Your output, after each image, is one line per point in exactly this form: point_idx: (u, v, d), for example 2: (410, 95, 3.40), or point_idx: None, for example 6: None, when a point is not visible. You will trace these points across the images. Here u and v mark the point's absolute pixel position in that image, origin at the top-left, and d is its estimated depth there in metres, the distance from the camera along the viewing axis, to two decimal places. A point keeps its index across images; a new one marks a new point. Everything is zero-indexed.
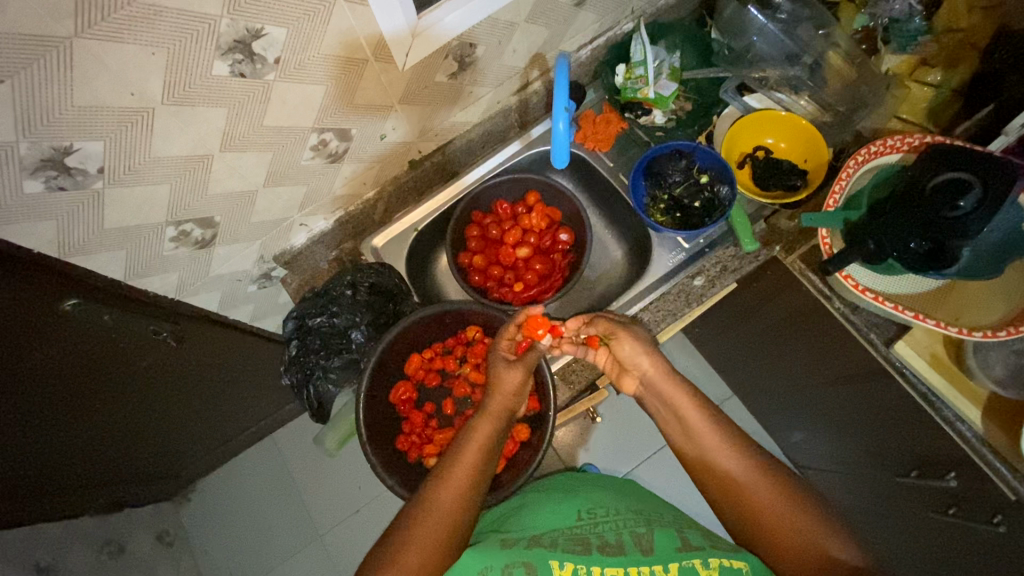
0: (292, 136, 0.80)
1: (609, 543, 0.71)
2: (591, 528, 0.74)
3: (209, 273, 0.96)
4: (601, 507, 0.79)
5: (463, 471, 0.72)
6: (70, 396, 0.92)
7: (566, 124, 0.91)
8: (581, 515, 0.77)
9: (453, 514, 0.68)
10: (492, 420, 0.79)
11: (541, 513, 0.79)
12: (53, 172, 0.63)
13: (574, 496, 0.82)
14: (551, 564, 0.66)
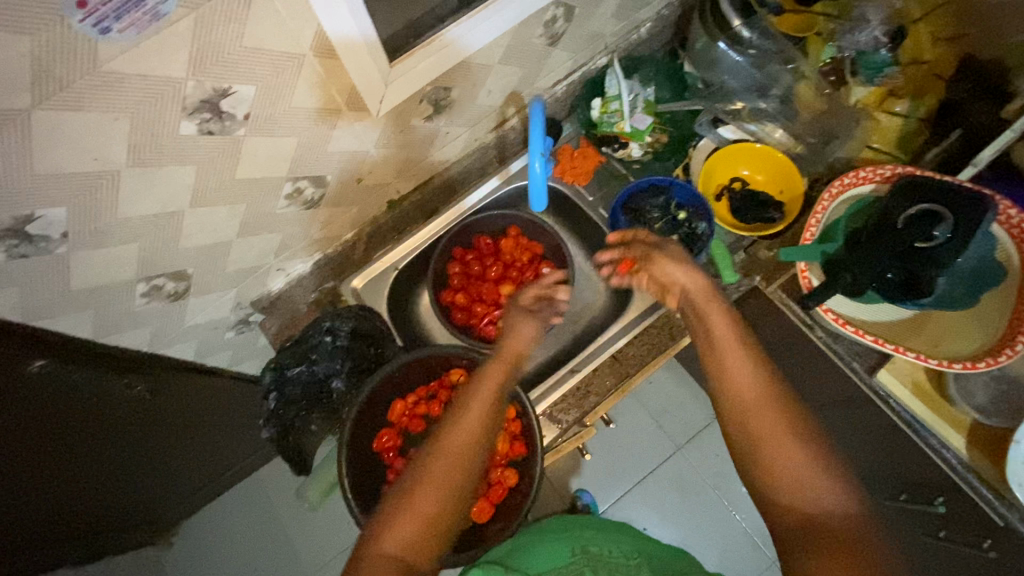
0: (266, 187, 0.79)
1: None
2: (585, 563, 0.74)
3: (184, 323, 0.94)
4: (594, 546, 0.79)
5: (476, 412, 0.67)
6: (47, 461, 0.89)
7: (542, 164, 0.92)
8: (576, 551, 0.77)
9: (465, 455, 0.63)
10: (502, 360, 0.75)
11: (534, 551, 0.78)
12: (14, 241, 0.61)
13: (566, 534, 0.81)
14: None
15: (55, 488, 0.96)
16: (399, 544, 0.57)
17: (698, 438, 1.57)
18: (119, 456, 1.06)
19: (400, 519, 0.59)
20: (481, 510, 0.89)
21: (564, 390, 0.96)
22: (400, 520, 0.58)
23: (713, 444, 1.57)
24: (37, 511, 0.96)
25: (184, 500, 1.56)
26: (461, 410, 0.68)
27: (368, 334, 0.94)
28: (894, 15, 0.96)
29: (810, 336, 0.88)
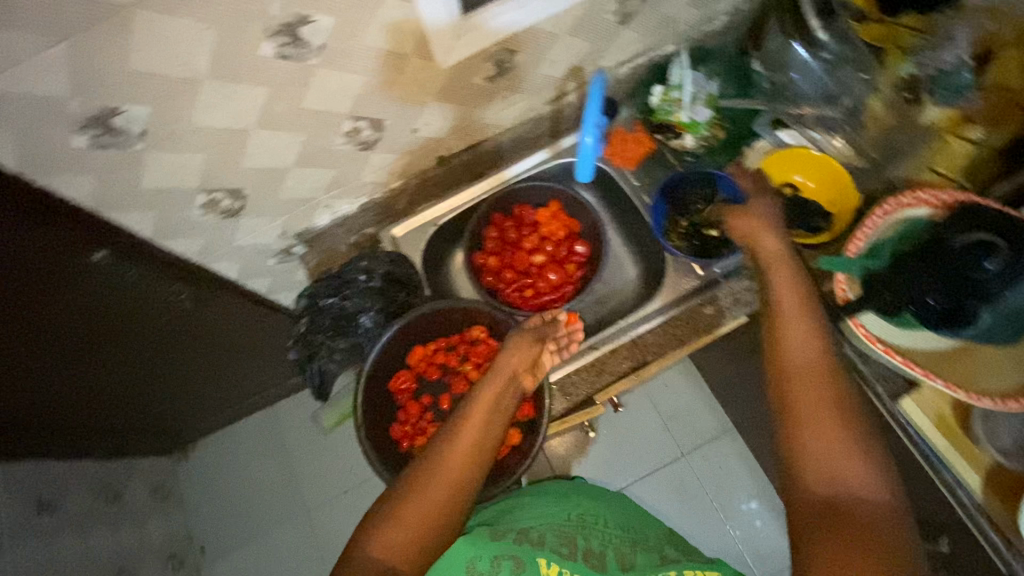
0: (328, 121, 0.83)
1: (594, 552, 0.75)
2: (580, 531, 0.78)
3: (232, 243, 0.97)
4: (591, 515, 0.83)
5: (467, 439, 0.73)
6: (101, 343, 1.01)
7: (594, 139, 0.91)
8: (572, 517, 0.81)
9: (452, 483, 0.69)
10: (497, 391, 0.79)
11: (536, 504, 0.82)
12: (98, 130, 0.66)
13: (564, 499, 0.85)
14: (539, 563, 0.69)
15: (94, 373, 1.07)
16: (388, 540, 0.65)
17: (703, 446, 1.57)
18: (157, 358, 1.14)
19: (394, 526, 0.66)
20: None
21: (581, 364, 0.96)
22: (392, 535, 0.65)
23: (717, 455, 1.56)
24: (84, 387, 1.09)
25: (202, 411, 1.68)
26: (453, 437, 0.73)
27: (399, 280, 0.98)
28: (982, 39, 0.88)
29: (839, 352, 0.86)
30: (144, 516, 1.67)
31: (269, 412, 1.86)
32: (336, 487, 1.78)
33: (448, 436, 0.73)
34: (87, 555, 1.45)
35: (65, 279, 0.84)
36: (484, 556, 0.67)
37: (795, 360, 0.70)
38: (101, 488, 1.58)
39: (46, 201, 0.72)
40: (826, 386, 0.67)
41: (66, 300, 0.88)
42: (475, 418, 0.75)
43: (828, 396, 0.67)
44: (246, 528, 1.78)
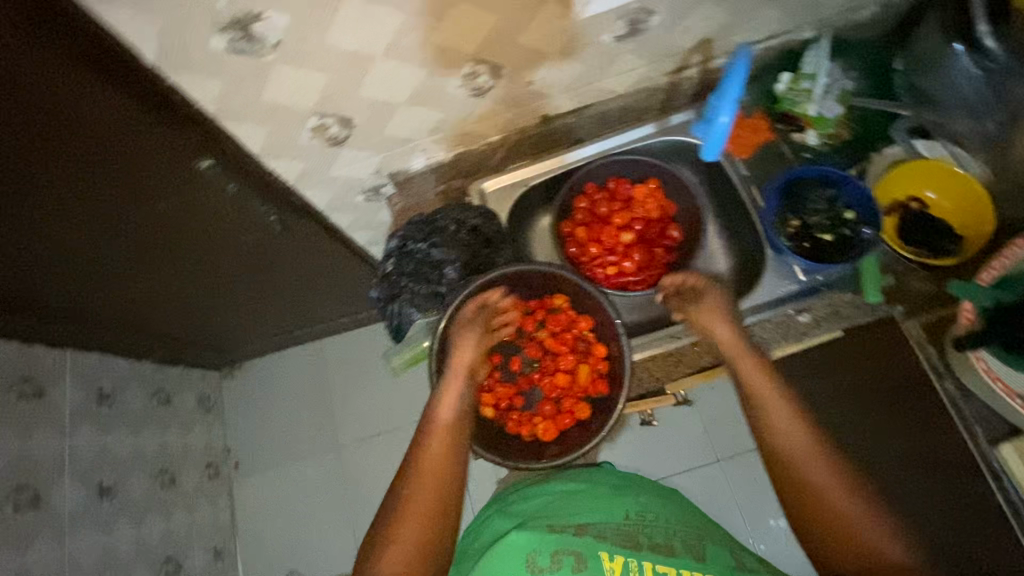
0: (451, 60, 0.80)
1: (659, 544, 0.77)
2: (640, 528, 0.79)
3: (328, 172, 0.97)
4: (650, 512, 0.83)
5: (441, 436, 0.76)
6: (189, 239, 1.06)
7: (728, 120, 0.84)
8: (630, 514, 0.81)
9: (421, 518, 0.71)
10: (449, 422, 0.78)
11: (586, 499, 0.84)
12: (237, 34, 0.65)
13: (621, 494, 0.85)
14: (600, 557, 0.73)
15: (165, 265, 1.14)
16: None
17: (744, 455, 1.53)
18: (227, 261, 1.20)
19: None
20: (544, 431, 0.91)
21: (661, 351, 0.93)
22: (384, 570, 0.68)
23: (757, 467, 1.52)
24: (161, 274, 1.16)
25: (254, 333, 1.73)
26: (408, 506, 0.72)
27: (486, 236, 0.97)
28: None
29: (936, 383, 0.86)
30: (191, 422, 1.76)
31: (315, 346, 1.90)
32: (369, 429, 1.80)
33: (416, 459, 0.75)
34: (136, 449, 1.53)
35: (174, 180, 0.88)
36: (543, 551, 0.73)
37: (782, 438, 0.76)
38: (156, 390, 1.65)
39: (162, 103, 0.72)
40: (816, 456, 0.74)
41: (172, 200, 0.93)
42: (433, 453, 0.75)
43: (819, 464, 0.73)
44: (281, 452, 1.84)
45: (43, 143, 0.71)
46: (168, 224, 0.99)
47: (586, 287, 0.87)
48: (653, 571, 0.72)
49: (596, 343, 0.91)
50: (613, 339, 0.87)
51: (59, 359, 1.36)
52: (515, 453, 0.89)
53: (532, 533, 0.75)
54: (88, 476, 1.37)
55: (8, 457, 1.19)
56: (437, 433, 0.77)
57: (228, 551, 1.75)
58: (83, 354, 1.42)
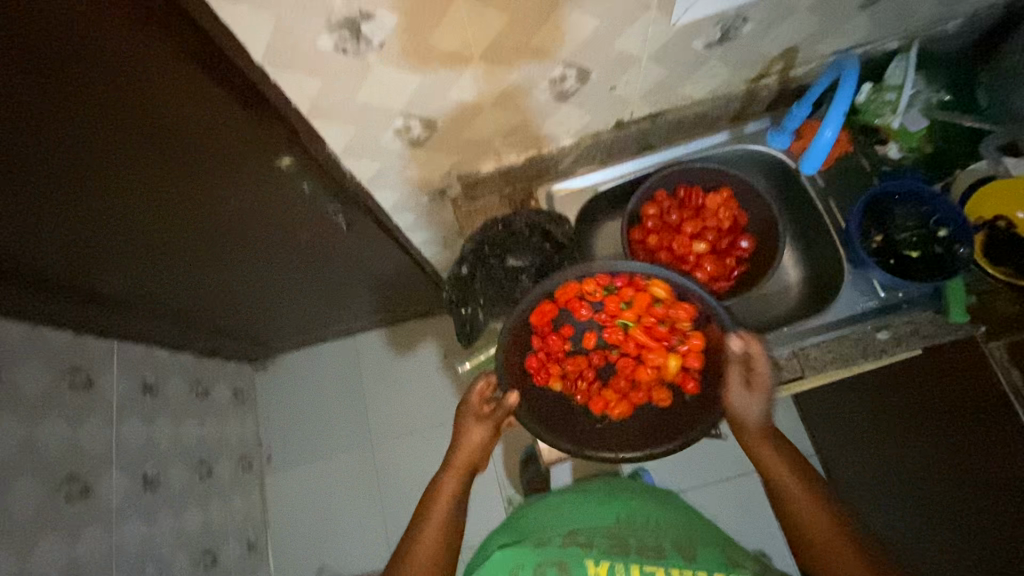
0: (543, 64, 0.79)
1: (643, 545, 0.80)
2: (630, 530, 0.83)
3: (402, 172, 0.95)
4: (635, 515, 0.87)
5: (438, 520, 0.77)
6: (249, 230, 1.03)
7: (833, 133, 0.89)
8: (619, 520, 0.86)
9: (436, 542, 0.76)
10: (465, 460, 0.83)
11: (573, 515, 0.87)
12: (346, 33, 0.63)
13: (609, 505, 0.89)
14: (585, 564, 0.76)
15: (223, 258, 1.12)
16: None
17: None
18: (282, 251, 1.15)
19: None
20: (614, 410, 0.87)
21: None
22: None
23: None
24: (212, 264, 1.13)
25: (292, 330, 1.70)
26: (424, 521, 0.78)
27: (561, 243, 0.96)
28: None
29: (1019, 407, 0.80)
30: (226, 414, 1.68)
31: (349, 342, 1.83)
32: (402, 427, 1.73)
33: (414, 535, 0.77)
34: (176, 441, 1.47)
35: (247, 174, 0.86)
36: (528, 564, 0.76)
37: (802, 514, 0.74)
38: (194, 381, 1.59)
39: (258, 99, 0.70)
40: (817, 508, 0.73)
41: (243, 194, 0.91)
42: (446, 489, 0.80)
43: (848, 549, 0.70)
44: (309, 449, 1.76)
45: (138, 127, 0.71)
46: (232, 214, 0.96)
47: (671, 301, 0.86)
48: (641, 571, 0.76)
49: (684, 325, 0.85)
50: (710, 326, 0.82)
51: (107, 347, 1.33)
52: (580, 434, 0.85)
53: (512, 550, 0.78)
54: (133, 465, 1.31)
55: (61, 444, 1.15)
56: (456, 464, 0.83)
57: (261, 544, 1.67)
58: (126, 344, 1.39)
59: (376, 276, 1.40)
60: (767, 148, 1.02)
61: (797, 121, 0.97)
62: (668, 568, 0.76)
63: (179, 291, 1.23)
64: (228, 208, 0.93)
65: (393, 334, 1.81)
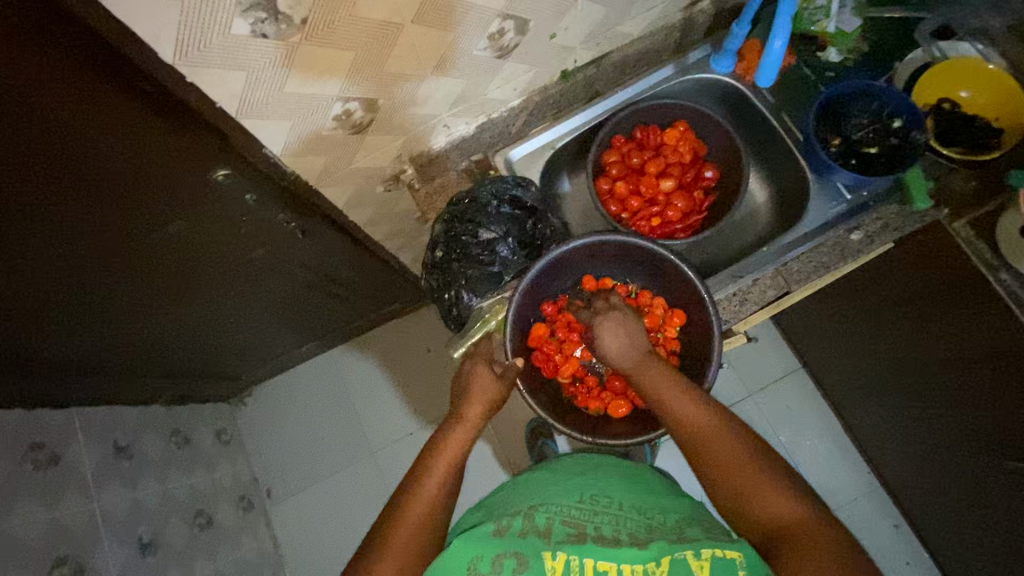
0: (479, 18, 0.74)
1: (604, 534, 0.66)
2: (589, 516, 0.69)
3: (351, 164, 0.90)
4: (603, 495, 0.74)
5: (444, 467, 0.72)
6: (196, 257, 0.95)
7: (783, 43, 0.88)
8: (583, 499, 0.73)
9: (429, 513, 0.68)
10: (464, 431, 0.75)
11: (537, 495, 0.75)
12: (263, 15, 0.57)
13: (575, 481, 0.77)
14: (542, 558, 0.62)
15: (175, 295, 1.04)
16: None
17: (771, 386, 1.61)
18: (238, 272, 1.07)
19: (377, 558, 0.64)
20: (616, 408, 0.89)
21: (727, 294, 0.92)
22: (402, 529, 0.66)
23: (787, 394, 1.60)
24: (163, 303, 1.04)
25: (265, 357, 1.62)
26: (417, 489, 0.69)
27: (530, 206, 0.94)
28: None
29: (991, 277, 0.85)
30: (213, 458, 1.58)
31: (326, 356, 1.76)
32: (401, 430, 1.68)
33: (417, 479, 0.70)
34: (167, 497, 1.37)
35: (181, 194, 0.78)
36: (484, 556, 0.63)
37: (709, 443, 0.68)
38: (172, 432, 1.49)
39: (177, 107, 0.63)
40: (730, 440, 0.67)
41: (184, 219, 0.83)
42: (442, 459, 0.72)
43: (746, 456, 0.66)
44: (308, 476, 1.68)
45: (44, 159, 0.63)
46: (173, 244, 0.88)
47: (652, 243, 0.85)
48: (596, 569, 0.62)
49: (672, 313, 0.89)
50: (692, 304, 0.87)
51: (66, 415, 1.22)
52: (588, 430, 0.88)
53: (465, 539, 0.65)
54: (124, 531, 1.21)
55: (43, 528, 1.05)
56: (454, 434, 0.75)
57: None
58: (86, 409, 1.28)
59: (343, 282, 1.34)
60: (712, 74, 1.01)
61: (739, 41, 0.95)
62: (628, 564, 0.62)
63: (133, 338, 1.14)
64: (167, 237, 0.85)
65: (373, 340, 1.75)
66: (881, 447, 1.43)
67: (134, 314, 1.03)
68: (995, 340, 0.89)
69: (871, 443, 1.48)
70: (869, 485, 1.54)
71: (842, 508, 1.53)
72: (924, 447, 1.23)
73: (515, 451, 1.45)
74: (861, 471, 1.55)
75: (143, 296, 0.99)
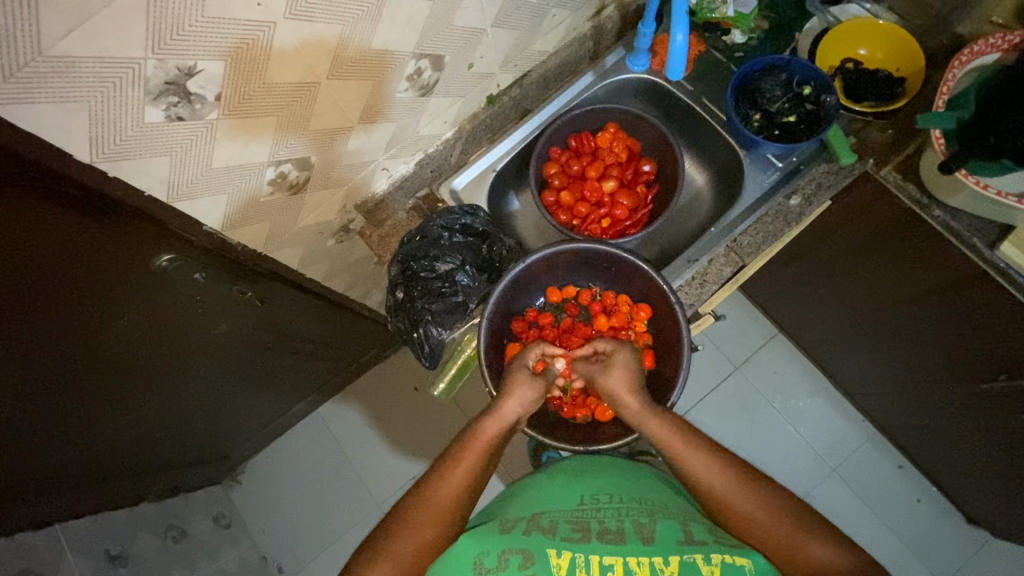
0: (394, 63, 0.76)
1: (609, 530, 0.67)
2: (592, 513, 0.70)
3: (297, 223, 0.90)
4: (604, 493, 0.74)
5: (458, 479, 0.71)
6: (155, 346, 0.92)
7: (684, 35, 0.87)
8: (584, 500, 0.73)
9: (437, 526, 0.67)
10: (478, 453, 0.73)
11: (536, 496, 0.75)
12: (174, 98, 0.58)
13: (577, 479, 0.77)
14: (548, 553, 0.62)
15: (144, 388, 1.01)
16: None
17: (753, 356, 1.64)
18: (202, 353, 1.05)
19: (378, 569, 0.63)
20: (603, 409, 0.89)
21: (685, 280, 0.95)
22: (412, 531, 0.66)
23: (769, 361, 1.64)
24: (128, 399, 1.01)
25: (252, 430, 1.58)
26: (422, 507, 0.68)
27: (480, 231, 0.96)
28: None
29: (923, 213, 0.89)
30: (215, 546, 1.52)
31: (314, 416, 1.72)
32: (404, 475, 1.64)
33: (433, 483, 0.70)
34: None
35: (125, 289, 0.76)
36: (489, 551, 0.63)
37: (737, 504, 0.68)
38: (166, 528, 1.43)
39: (104, 204, 0.62)
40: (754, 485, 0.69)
41: (136, 312, 0.82)
42: (450, 488, 0.70)
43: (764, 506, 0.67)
44: (316, 542, 1.62)
45: None
46: (126, 337, 0.85)
47: (608, 246, 0.87)
48: (601, 565, 0.62)
49: (637, 306, 0.91)
50: (655, 297, 0.88)
51: (49, 535, 1.17)
52: (580, 440, 0.90)
53: (471, 536, 0.66)
54: None
55: None
56: (472, 448, 0.74)
57: None
58: (67, 526, 1.22)
59: (314, 339, 1.32)
60: (631, 73, 1.05)
61: (648, 39, 0.99)
62: (634, 556, 0.63)
63: (110, 440, 1.10)
64: (120, 333, 0.83)
65: (357, 390, 1.72)
66: (870, 395, 1.47)
67: (100, 416, 1.00)
68: (945, 273, 0.93)
69: (860, 392, 1.52)
70: (869, 433, 1.57)
71: (847, 462, 1.55)
72: (907, 385, 1.27)
73: (513, 463, 1.48)
74: (856, 421, 1.58)
75: (106, 398, 0.96)
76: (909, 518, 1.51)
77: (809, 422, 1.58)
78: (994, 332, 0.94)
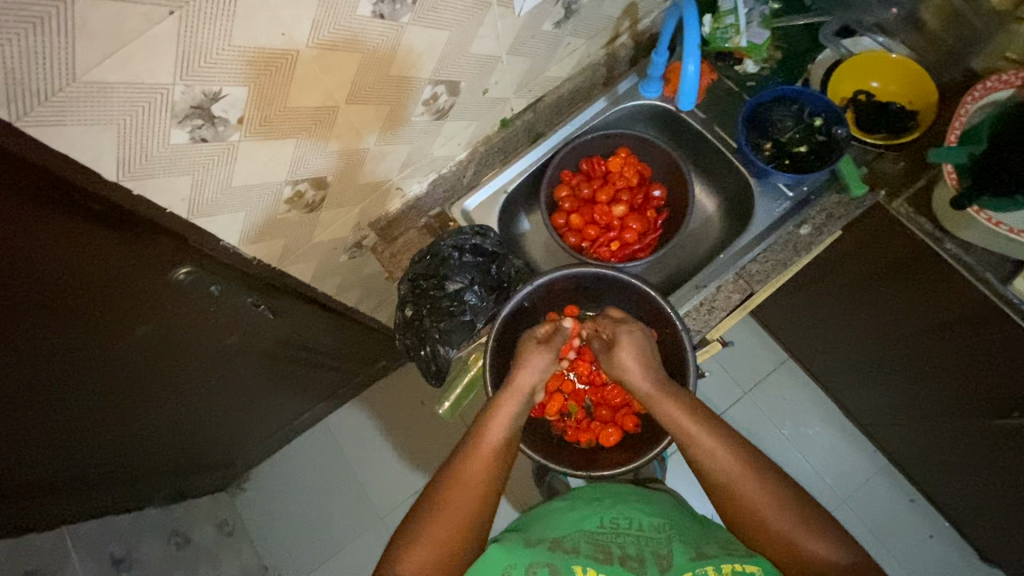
0: (412, 88, 0.78)
1: (629, 557, 0.66)
2: (613, 538, 0.69)
3: (311, 239, 0.92)
4: (623, 519, 0.73)
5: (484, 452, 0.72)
6: (169, 355, 0.94)
7: (695, 65, 0.89)
8: (603, 524, 0.72)
9: (476, 495, 0.69)
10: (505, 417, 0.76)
11: (554, 520, 0.75)
12: (199, 121, 0.60)
13: (594, 505, 0.76)
14: (574, 569, 0.63)
15: (156, 394, 1.03)
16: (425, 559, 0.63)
17: (763, 382, 1.62)
18: (213, 362, 1.06)
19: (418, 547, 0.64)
20: (607, 436, 0.90)
21: (691, 306, 0.95)
22: (451, 501, 0.67)
23: (779, 388, 1.62)
24: (139, 406, 1.03)
25: (258, 438, 1.59)
26: (459, 478, 0.69)
27: (491, 250, 0.98)
28: None
29: (937, 248, 0.88)
30: (217, 553, 1.52)
31: (320, 427, 1.73)
32: (407, 488, 1.64)
33: (463, 455, 0.71)
34: None
35: (143, 300, 0.78)
36: (518, 564, 0.63)
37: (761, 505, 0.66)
38: (170, 534, 1.44)
39: (128, 218, 0.65)
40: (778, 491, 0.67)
41: (153, 321, 0.84)
42: (460, 506, 0.67)
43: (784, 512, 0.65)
44: (317, 553, 1.62)
45: (2, 291, 0.63)
46: (141, 344, 0.87)
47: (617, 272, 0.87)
48: None
49: None
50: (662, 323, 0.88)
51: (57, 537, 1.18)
52: (582, 465, 0.89)
53: (504, 547, 0.65)
54: None
55: None
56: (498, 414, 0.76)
57: None
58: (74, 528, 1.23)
59: (323, 351, 1.34)
60: (643, 100, 1.07)
61: (660, 67, 1.01)
62: None
63: (122, 444, 1.12)
64: (135, 340, 0.85)
65: (364, 402, 1.73)
66: (881, 425, 1.44)
67: (112, 421, 1.02)
68: (958, 307, 0.92)
69: (871, 423, 1.49)
70: (880, 464, 1.54)
71: (857, 493, 1.52)
72: (919, 417, 1.25)
73: (517, 482, 1.47)
74: (867, 451, 1.55)
75: (119, 403, 0.98)
76: (921, 553, 1.47)
77: (818, 451, 1.56)
78: (1006, 367, 0.92)
